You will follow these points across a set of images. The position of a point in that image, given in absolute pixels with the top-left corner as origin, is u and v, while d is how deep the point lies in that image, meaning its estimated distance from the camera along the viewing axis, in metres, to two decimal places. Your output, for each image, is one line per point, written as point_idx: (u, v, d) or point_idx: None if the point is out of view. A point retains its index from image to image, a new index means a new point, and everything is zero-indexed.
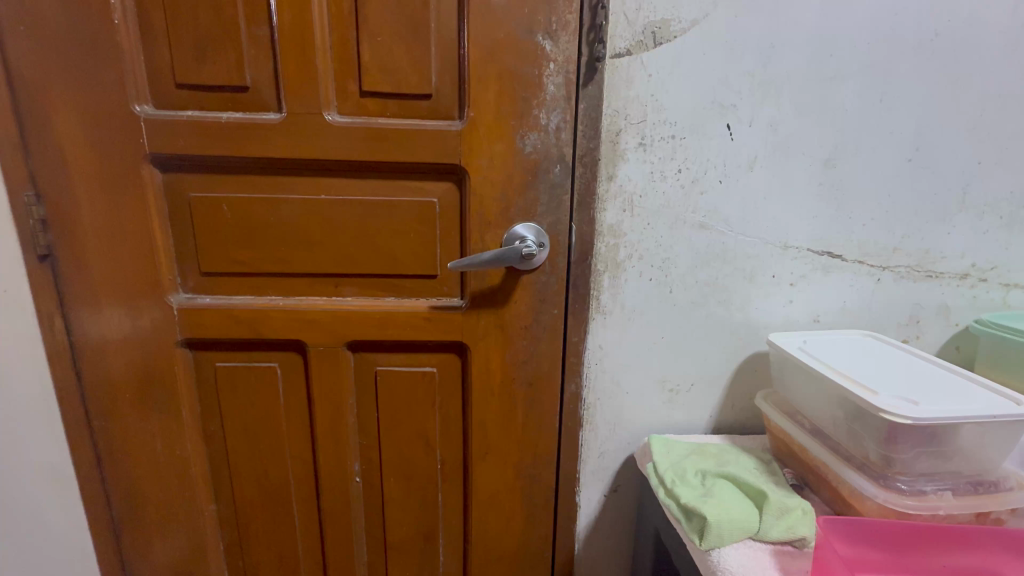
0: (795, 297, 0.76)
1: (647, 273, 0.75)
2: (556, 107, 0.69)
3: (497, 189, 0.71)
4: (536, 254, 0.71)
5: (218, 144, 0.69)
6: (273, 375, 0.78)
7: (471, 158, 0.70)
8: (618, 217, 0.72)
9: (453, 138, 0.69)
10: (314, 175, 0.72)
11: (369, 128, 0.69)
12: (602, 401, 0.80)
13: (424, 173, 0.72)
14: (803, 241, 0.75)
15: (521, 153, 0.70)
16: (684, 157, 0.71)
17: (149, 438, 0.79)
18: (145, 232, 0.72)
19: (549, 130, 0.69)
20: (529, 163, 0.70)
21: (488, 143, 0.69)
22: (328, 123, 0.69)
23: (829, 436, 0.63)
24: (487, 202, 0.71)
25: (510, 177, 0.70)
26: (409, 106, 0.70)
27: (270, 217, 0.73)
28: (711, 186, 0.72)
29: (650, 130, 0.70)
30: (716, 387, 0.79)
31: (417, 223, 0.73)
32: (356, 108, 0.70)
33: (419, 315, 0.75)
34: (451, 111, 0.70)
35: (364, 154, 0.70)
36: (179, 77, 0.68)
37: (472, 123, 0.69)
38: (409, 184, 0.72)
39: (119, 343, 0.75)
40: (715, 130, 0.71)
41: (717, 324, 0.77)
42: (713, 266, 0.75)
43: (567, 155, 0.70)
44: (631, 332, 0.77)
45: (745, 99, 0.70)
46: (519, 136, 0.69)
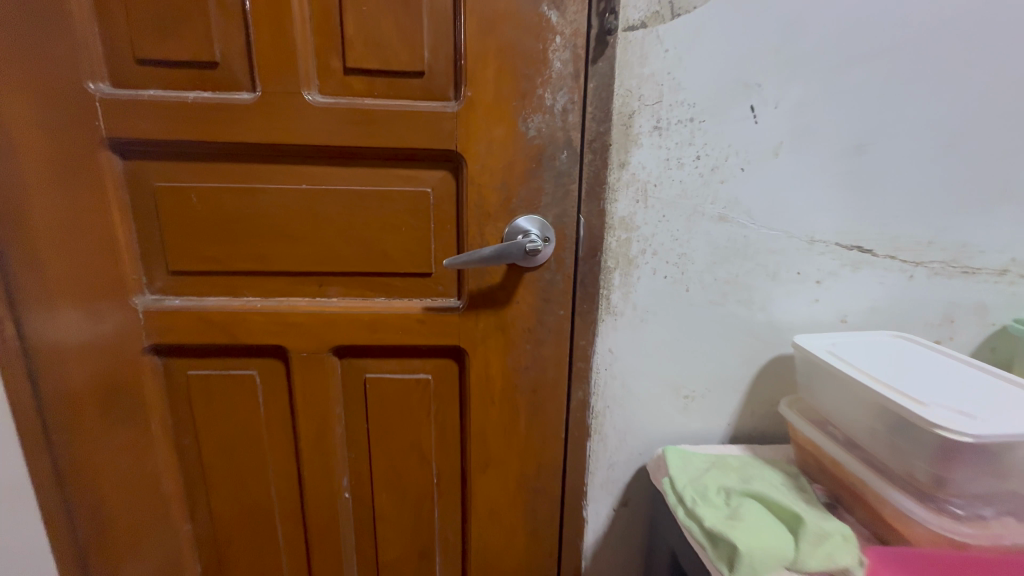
0: (821, 295, 0.70)
1: (662, 270, 0.68)
2: (563, 86, 0.62)
3: (497, 178, 0.64)
4: (542, 250, 0.64)
5: (186, 127, 0.62)
6: (252, 384, 0.72)
7: (468, 143, 0.63)
8: (631, 208, 0.66)
9: (448, 121, 0.62)
10: (294, 162, 0.65)
11: (355, 109, 0.62)
12: (611, 409, 0.73)
13: (417, 160, 0.65)
14: (831, 235, 0.68)
15: (524, 138, 0.63)
16: (703, 142, 0.64)
17: (115, 453, 0.72)
18: (107, 226, 0.65)
19: (556, 113, 0.62)
20: (533, 149, 0.63)
21: (487, 126, 0.62)
22: (309, 103, 0.62)
23: (866, 450, 0.58)
24: (486, 192, 0.64)
25: (512, 164, 0.64)
26: (399, 85, 0.62)
27: (245, 209, 0.65)
28: (732, 174, 0.65)
29: (666, 112, 0.63)
30: (735, 392, 0.73)
31: (409, 216, 0.66)
32: (340, 87, 0.63)
33: (411, 317, 0.68)
34: (446, 91, 0.63)
35: (349, 139, 0.63)
36: (140, 52, 0.60)
37: (470, 105, 0.62)
38: (399, 173, 0.65)
39: (78, 350, 0.68)
40: (737, 111, 0.64)
41: (736, 325, 0.71)
42: (732, 262, 0.68)
43: (575, 140, 0.63)
44: (643, 333, 0.71)
45: (770, 77, 0.63)
46: (522, 119, 0.62)
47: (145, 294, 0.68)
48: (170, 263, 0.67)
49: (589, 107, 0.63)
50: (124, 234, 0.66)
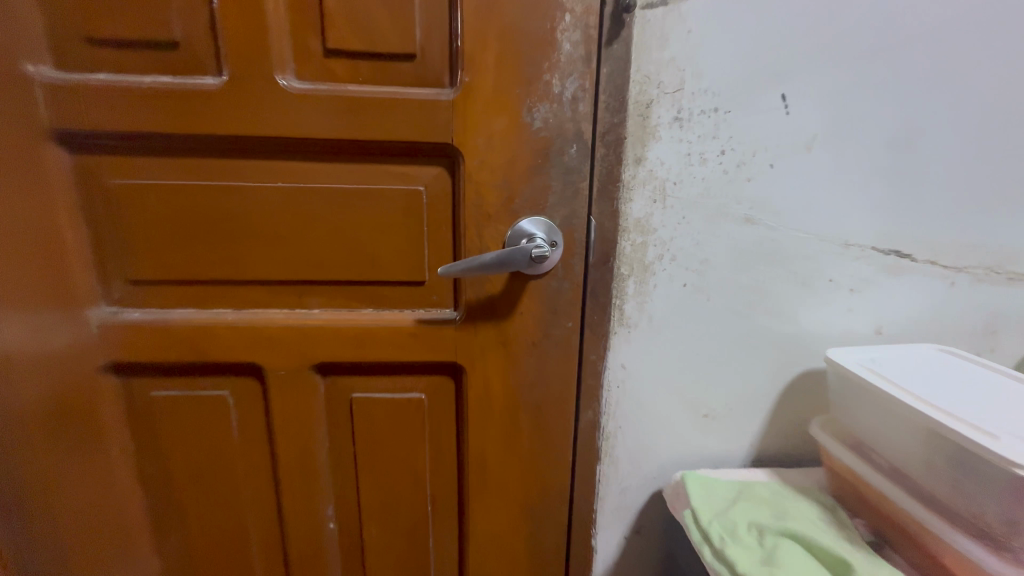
0: (854, 305, 0.64)
1: (681, 278, 0.61)
2: (573, 70, 0.54)
3: (498, 175, 0.57)
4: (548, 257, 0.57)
5: (146, 117, 0.55)
6: (223, 405, 0.64)
7: (465, 136, 0.56)
8: (647, 209, 0.59)
9: (443, 111, 0.55)
10: (269, 157, 0.57)
11: (337, 97, 0.55)
12: (623, 430, 0.67)
13: (408, 154, 0.58)
14: (867, 238, 0.62)
15: (528, 129, 0.56)
16: (729, 135, 0.57)
17: (70, 483, 0.64)
18: (57, 228, 0.57)
19: (565, 101, 0.55)
20: (539, 142, 0.56)
21: (487, 116, 0.55)
22: (284, 90, 0.54)
23: (919, 484, 0.52)
24: (485, 190, 0.57)
25: (515, 160, 0.57)
26: (387, 69, 0.55)
27: (214, 210, 0.58)
28: (760, 171, 0.59)
29: (687, 101, 0.56)
30: (759, 411, 0.67)
31: (399, 218, 0.59)
32: (319, 71, 0.55)
33: (402, 331, 0.61)
34: (441, 76, 0.55)
35: (330, 131, 0.55)
36: (88, 29, 0.53)
37: (467, 92, 0.55)
38: (388, 170, 0.58)
39: (23, 369, 0.60)
40: (767, 101, 0.57)
41: (761, 337, 0.64)
42: (759, 268, 0.62)
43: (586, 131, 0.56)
44: (660, 347, 0.64)
45: (803, 63, 0.57)
46: (526, 108, 0.55)
47: (105, 304, 0.60)
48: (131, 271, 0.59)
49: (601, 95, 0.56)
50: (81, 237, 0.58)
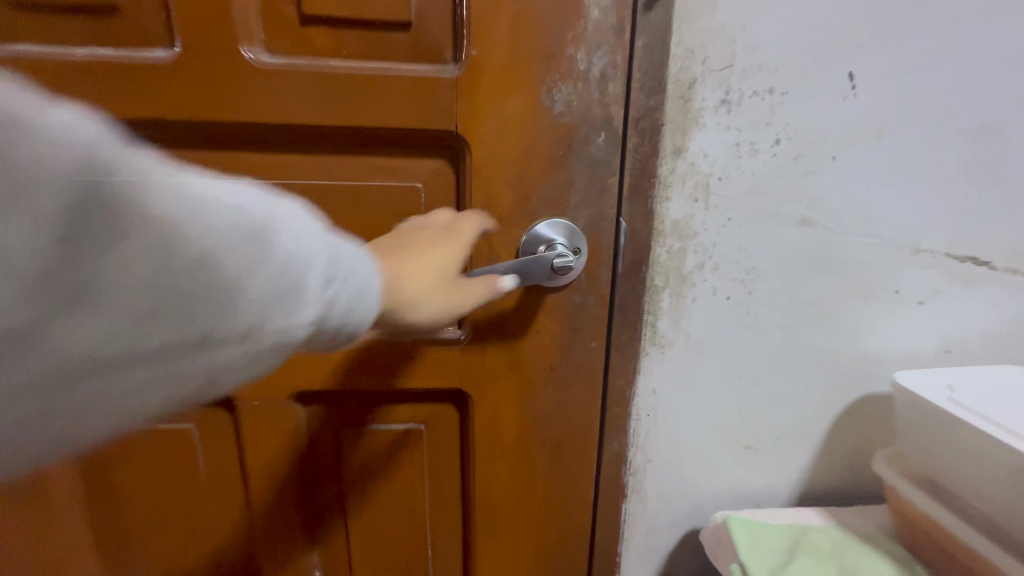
0: (922, 320, 0.55)
1: (724, 289, 0.53)
2: (602, 43, 0.45)
3: (511, 170, 0.48)
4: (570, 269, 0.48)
5: (83, 98, 0.45)
6: (188, 439, 0.55)
7: (472, 123, 0.46)
8: (687, 209, 0.50)
9: (445, 92, 0.46)
10: (235, 149, 0.48)
11: (317, 74, 0.45)
12: (654, 463, 0.58)
13: (403, 145, 0.48)
14: (942, 243, 0.53)
15: (548, 114, 0.46)
16: (784, 122, 0.48)
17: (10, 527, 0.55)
18: None
19: (592, 80, 0.46)
20: (560, 129, 0.47)
21: (498, 98, 0.46)
22: (251, 65, 0.45)
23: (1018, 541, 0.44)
24: (496, 188, 0.48)
25: (531, 151, 0.47)
26: (377, 40, 0.45)
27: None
28: (819, 164, 0.50)
29: (737, 80, 0.47)
30: (808, 440, 0.58)
31: (393, 219, 0.50)
32: (294, 43, 0.45)
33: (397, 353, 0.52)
34: (442, 49, 0.46)
35: (309, 116, 0.46)
36: None
37: (474, 69, 0.45)
38: (380, 162, 0.49)
39: None
40: (831, 80, 0.48)
41: (814, 357, 0.55)
42: (814, 278, 0.53)
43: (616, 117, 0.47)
44: (697, 370, 0.55)
45: (878, 33, 0.47)
46: (546, 88, 0.46)
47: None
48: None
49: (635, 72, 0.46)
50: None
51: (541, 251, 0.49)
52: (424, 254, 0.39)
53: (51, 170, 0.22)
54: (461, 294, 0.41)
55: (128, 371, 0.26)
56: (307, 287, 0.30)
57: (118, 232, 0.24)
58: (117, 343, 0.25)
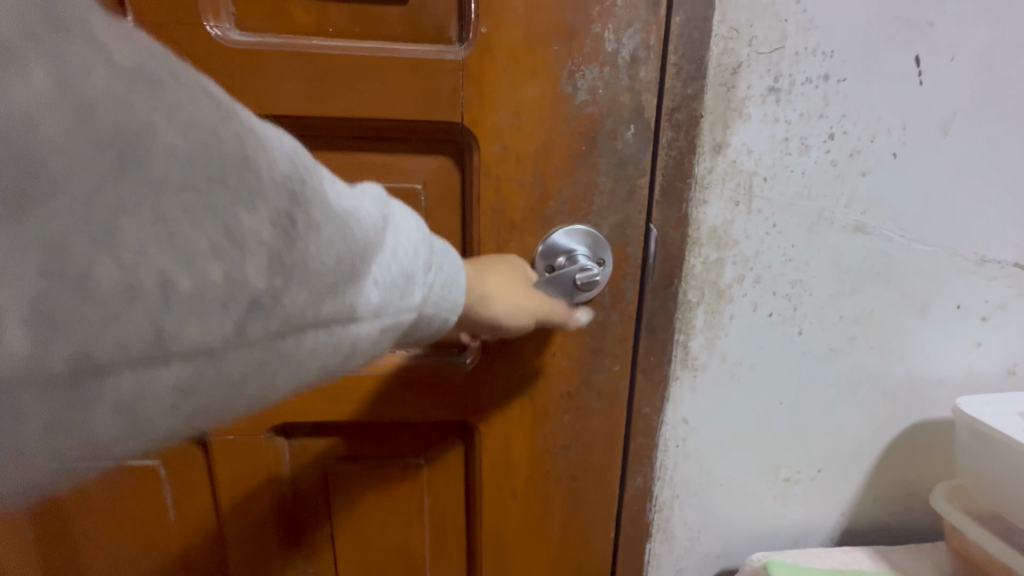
0: (985, 338, 0.49)
1: (766, 305, 0.46)
2: (633, 19, 0.38)
3: (526, 169, 0.41)
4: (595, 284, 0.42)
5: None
6: (152, 478, 0.48)
7: (480, 114, 0.40)
8: (727, 215, 0.43)
9: (448, 76, 0.39)
10: None
11: (296, 56, 0.38)
12: (682, 499, 0.51)
13: (400, 140, 0.42)
14: (1011, 252, 0.47)
15: (569, 103, 0.40)
16: (841, 114, 0.42)
17: None
18: None
19: (620, 64, 0.39)
20: (583, 121, 0.40)
21: (511, 84, 0.39)
22: (216, 44, 0.37)
23: None
24: (507, 190, 0.41)
25: (549, 147, 0.41)
26: (367, 16, 0.38)
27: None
28: (878, 162, 0.43)
29: (788, 65, 0.40)
30: (853, 472, 0.52)
31: None
32: (269, 18, 0.38)
33: (393, 379, 0.45)
34: (445, 26, 0.39)
35: (286, 105, 0.39)
36: None
37: (482, 48, 0.38)
38: (372, 160, 0.42)
39: None
40: (895, 65, 0.41)
41: (864, 380, 0.49)
42: (868, 291, 0.47)
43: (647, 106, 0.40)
44: (734, 395, 0.49)
45: (950, 11, 0.41)
46: (567, 73, 0.39)
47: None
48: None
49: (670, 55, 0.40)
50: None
51: (560, 262, 0.42)
52: (495, 261, 0.39)
53: (272, 163, 0.19)
54: (541, 297, 0.39)
55: (300, 354, 0.21)
56: (422, 265, 0.26)
57: (314, 191, 0.20)
58: (310, 319, 0.20)
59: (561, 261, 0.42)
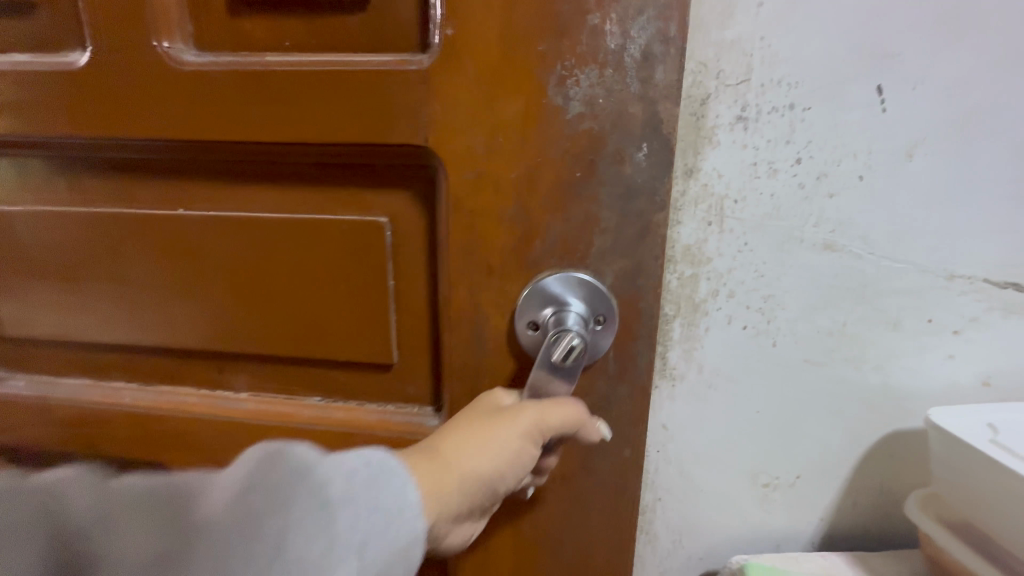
0: (958, 351, 0.50)
1: (740, 318, 0.49)
2: (645, 12, 0.38)
3: (510, 200, 0.43)
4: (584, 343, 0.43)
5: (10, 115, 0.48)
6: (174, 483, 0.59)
7: (457, 136, 0.42)
8: (700, 233, 0.46)
9: (422, 87, 0.41)
10: (206, 179, 0.50)
11: (264, 73, 0.43)
12: (665, 502, 0.54)
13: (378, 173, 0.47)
14: (980, 268, 0.48)
15: (565, 121, 0.41)
16: (806, 139, 0.45)
17: None
18: (20, 255, 0.54)
19: (628, 65, 0.39)
20: (577, 140, 0.41)
21: (496, 105, 0.41)
22: (192, 65, 0.44)
23: None
24: (493, 222, 0.44)
25: (536, 172, 0.42)
26: (327, 29, 0.43)
27: (145, 238, 0.51)
28: (844, 185, 0.46)
29: (755, 96, 0.43)
30: (833, 479, 0.54)
31: (348, 261, 0.48)
32: (236, 40, 0.45)
33: (354, 430, 0.52)
34: (409, 35, 0.42)
35: (262, 125, 0.44)
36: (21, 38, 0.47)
37: (456, 62, 0.40)
38: (345, 189, 0.48)
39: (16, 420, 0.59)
40: (858, 96, 0.44)
41: (840, 391, 0.51)
42: (838, 306, 0.49)
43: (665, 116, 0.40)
44: (712, 404, 0.51)
45: (913, 42, 0.43)
46: (562, 85, 0.40)
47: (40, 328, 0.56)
48: (57, 296, 0.55)
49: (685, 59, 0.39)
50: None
51: (547, 316, 0.45)
52: (478, 404, 0.45)
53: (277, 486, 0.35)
54: (534, 405, 0.43)
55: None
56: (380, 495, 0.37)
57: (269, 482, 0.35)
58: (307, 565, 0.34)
59: (549, 311, 0.45)
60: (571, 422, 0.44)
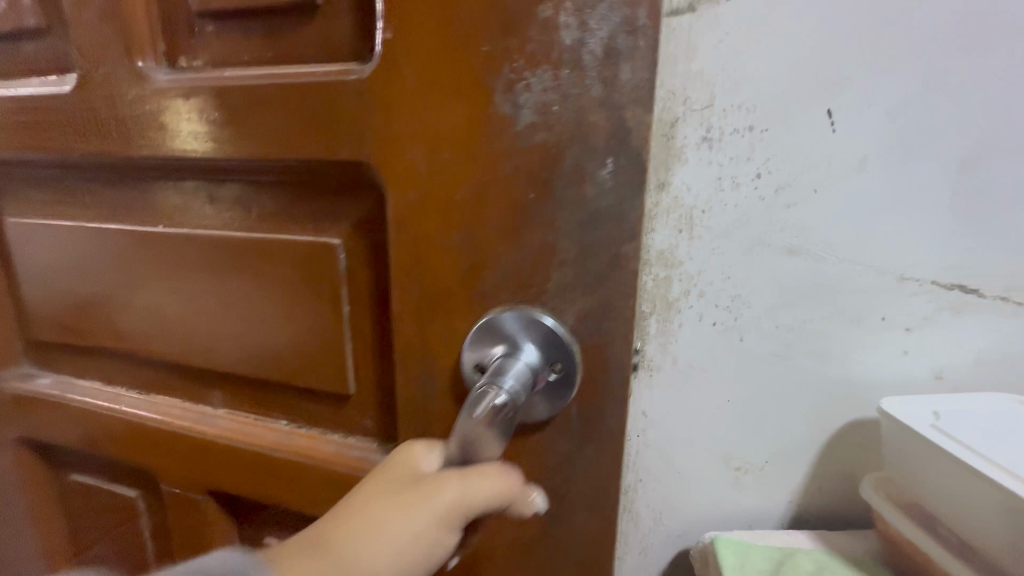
0: (912, 346, 0.55)
1: (710, 315, 0.54)
2: (607, 1, 0.34)
3: (457, 226, 0.41)
4: (513, 403, 0.38)
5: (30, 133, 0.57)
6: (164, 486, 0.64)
7: (399, 151, 0.41)
8: (671, 239, 0.53)
9: (367, 97, 0.41)
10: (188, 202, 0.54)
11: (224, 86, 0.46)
12: (646, 483, 0.60)
13: (337, 194, 0.47)
14: (929, 271, 0.53)
15: (515, 133, 0.38)
16: (765, 156, 0.51)
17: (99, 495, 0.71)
18: (52, 262, 0.61)
19: (587, 64, 0.36)
20: (533, 152, 0.38)
21: (445, 117, 0.39)
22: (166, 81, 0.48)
23: (993, 559, 0.46)
24: (438, 246, 0.42)
25: (484, 192, 0.40)
26: (281, 41, 0.46)
27: (141, 259, 0.56)
28: (801, 197, 0.52)
29: (718, 119, 0.50)
30: (800, 464, 0.59)
31: (301, 286, 0.50)
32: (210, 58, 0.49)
33: (310, 461, 0.53)
34: (354, 43, 0.43)
35: (229, 141, 0.47)
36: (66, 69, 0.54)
37: (395, 68, 0.40)
38: (304, 204, 0.49)
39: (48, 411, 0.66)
40: (810, 118, 0.50)
41: (804, 382, 0.57)
42: (799, 305, 0.54)
43: (630, 126, 0.36)
44: (686, 393, 0.57)
45: (857, 72, 0.49)
46: (512, 93, 0.37)
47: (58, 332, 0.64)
48: (79, 299, 0.60)
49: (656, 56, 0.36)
50: (9, 255, 0.64)
51: (495, 357, 0.42)
52: (399, 463, 0.41)
53: None
54: (459, 475, 0.39)
55: None
56: None
57: None
58: None
59: (500, 351, 0.42)
60: (502, 497, 0.40)
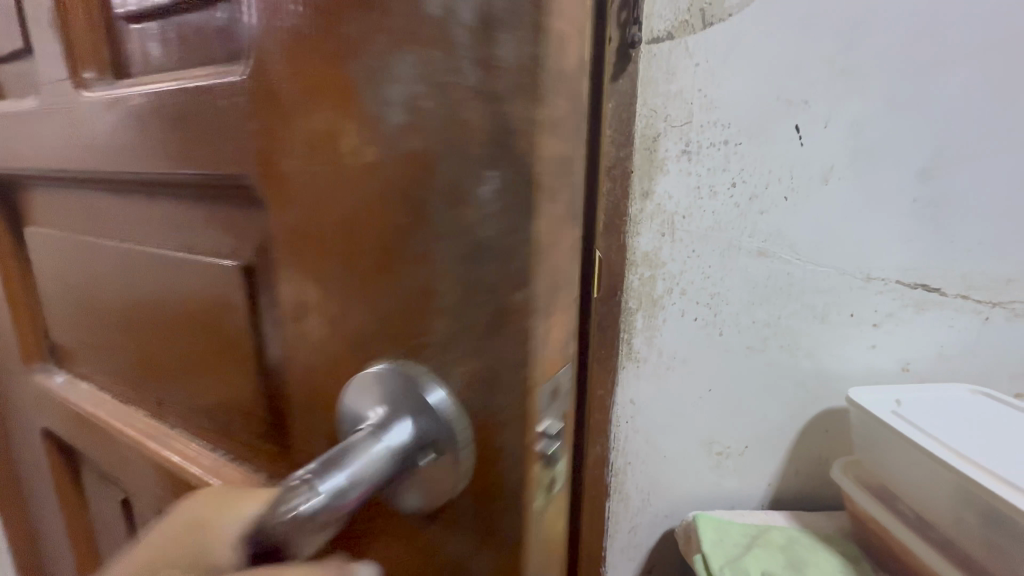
0: (878, 341, 0.60)
1: (692, 311, 0.60)
2: None
3: (322, 268, 0.23)
4: (330, 516, 0.19)
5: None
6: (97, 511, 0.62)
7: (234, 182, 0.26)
8: (655, 243, 0.58)
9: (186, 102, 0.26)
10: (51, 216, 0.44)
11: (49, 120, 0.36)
12: (635, 466, 0.65)
13: (193, 230, 0.31)
14: (891, 272, 0.59)
15: (373, 129, 0.20)
16: (739, 168, 0.56)
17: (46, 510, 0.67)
18: None
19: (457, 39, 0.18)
20: (403, 167, 0.20)
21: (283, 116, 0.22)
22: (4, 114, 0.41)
23: (940, 528, 0.51)
24: (289, 321, 0.26)
25: (342, 229, 0.22)
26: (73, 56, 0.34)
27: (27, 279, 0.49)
28: (773, 204, 0.57)
29: (696, 134, 0.55)
30: (777, 449, 0.64)
31: (165, 335, 0.35)
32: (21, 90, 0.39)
33: None
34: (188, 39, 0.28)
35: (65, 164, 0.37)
36: None
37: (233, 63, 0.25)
38: (156, 233, 0.33)
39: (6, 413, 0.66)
40: (780, 133, 0.55)
41: (779, 373, 0.62)
42: (773, 303, 0.60)
43: (518, 125, 0.18)
44: (671, 383, 0.62)
45: (821, 92, 0.55)
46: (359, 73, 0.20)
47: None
48: None
49: (559, 15, 0.17)
50: None
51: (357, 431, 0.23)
52: (193, 531, 0.21)
53: None
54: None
55: None
56: None
57: None
58: None
59: (377, 413, 0.22)
60: None
